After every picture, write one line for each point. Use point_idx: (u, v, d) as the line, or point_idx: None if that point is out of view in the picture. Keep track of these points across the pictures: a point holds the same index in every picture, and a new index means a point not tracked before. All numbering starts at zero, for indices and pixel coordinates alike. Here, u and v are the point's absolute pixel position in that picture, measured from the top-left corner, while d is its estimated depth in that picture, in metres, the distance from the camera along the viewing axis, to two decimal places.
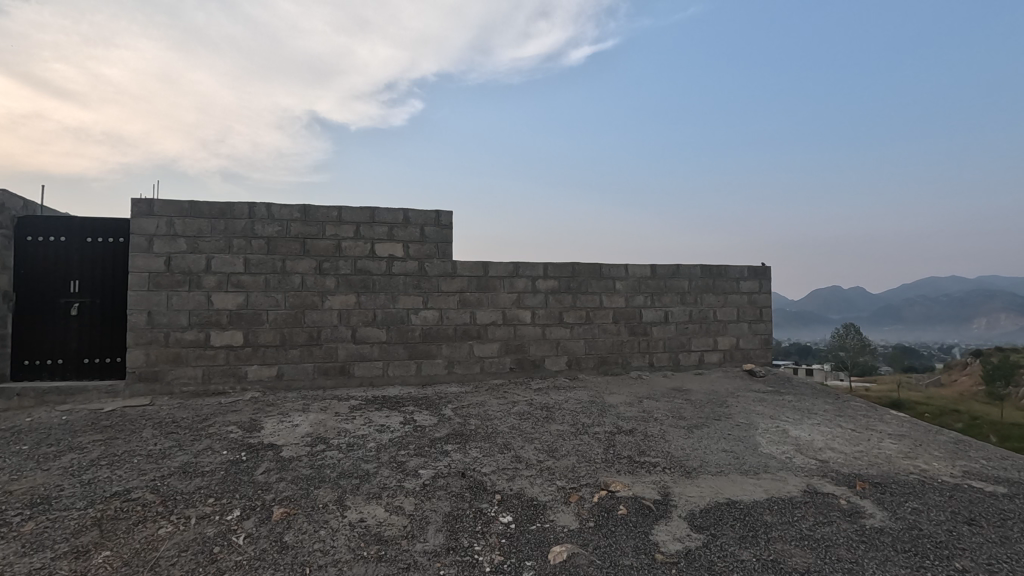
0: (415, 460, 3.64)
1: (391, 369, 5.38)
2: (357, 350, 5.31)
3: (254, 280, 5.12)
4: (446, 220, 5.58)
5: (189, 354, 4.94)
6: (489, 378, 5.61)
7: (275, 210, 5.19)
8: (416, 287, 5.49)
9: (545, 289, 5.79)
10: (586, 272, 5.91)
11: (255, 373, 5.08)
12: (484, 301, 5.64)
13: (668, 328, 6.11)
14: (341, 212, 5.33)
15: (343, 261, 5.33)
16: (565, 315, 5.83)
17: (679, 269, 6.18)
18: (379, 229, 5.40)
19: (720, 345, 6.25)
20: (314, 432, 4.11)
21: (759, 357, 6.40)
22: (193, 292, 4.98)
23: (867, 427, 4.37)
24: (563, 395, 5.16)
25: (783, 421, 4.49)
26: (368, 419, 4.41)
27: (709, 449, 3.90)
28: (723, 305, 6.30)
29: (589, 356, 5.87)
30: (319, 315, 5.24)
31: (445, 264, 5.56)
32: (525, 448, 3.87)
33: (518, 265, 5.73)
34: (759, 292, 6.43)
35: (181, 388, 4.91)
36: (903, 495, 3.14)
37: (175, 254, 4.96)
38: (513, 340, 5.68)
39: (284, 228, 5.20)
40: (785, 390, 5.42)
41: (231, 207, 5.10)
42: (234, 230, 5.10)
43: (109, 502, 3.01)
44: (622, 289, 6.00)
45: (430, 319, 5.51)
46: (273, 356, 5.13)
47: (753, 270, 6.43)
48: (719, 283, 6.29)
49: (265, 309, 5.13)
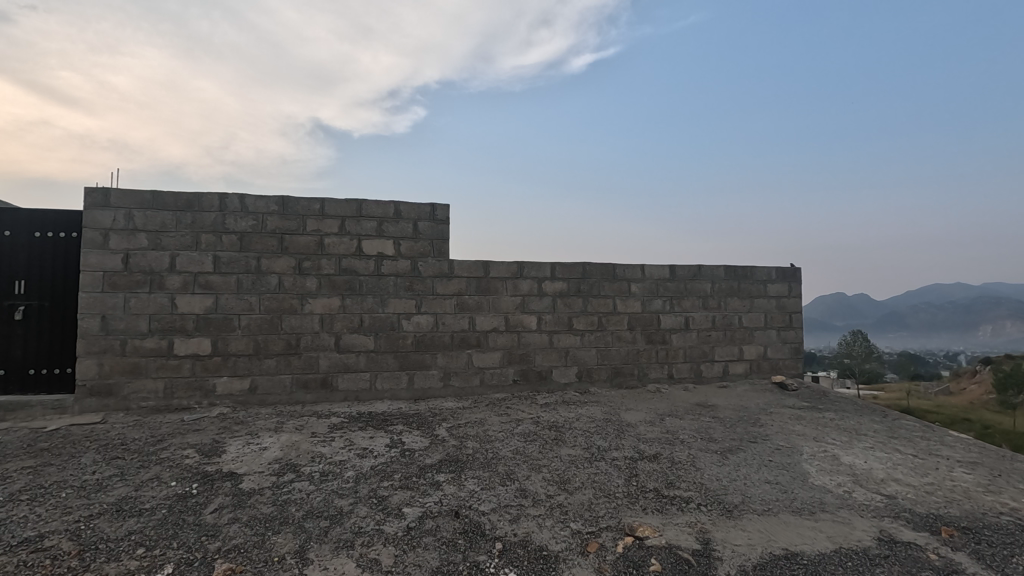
0: (400, 495, 3.03)
1: (379, 383, 4.78)
2: (341, 360, 4.71)
3: (224, 280, 4.54)
4: (442, 215, 5.00)
5: (149, 365, 4.35)
6: (490, 393, 4.99)
7: (250, 202, 4.62)
8: (408, 289, 4.90)
9: (553, 292, 5.20)
10: (597, 273, 5.31)
11: (225, 386, 4.48)
12: (484, 306, 5.05)
13: (689, 336, 5.50)
14: (324, 205, 4.75)
15: (326, 259, 4.74)
16: (575, 321, 5.23)
17: (701, 270, 5.58)
18: (367, 224, 4.83)
19: (746, 354, 5.63)
20: (283, 457, 3.51)
21: (789, 368, 5.77)
22: (155, 294, 4.40)
23: (931, 453, 3.75)
24: (573, 412, 4.54)
25: (831, 445, 3.86)
26: (349, 441, 3.80)
27: (750, 480, 3.28)
28: (749, 311, 5.69)
29: (601, 367, 5.25)
30: (299, 321, 4.65)
31: (441, 264, 4.98)
32: (531, 480, 3.25)
33: (522, 265, 5.14)
34: (788, 297, 5.82)
35: (139, 404, 4.32)
36: (1005, 547, 2.53)
37: (134, 251, 4.38)
38: (516, 348, 5.08)
39: (259, 223, 4.63)
40: (825, 406, 4.78)
41: (199, 198, 4.53)
42: (203, 224, 4.52)
43: (14, 553, 2.41)
44: (638, 292, 5.40)
45: (424, 325, 4.91)
46: (245, 367, 4.53)
47: (781, 272, 5.83)
48: (745, 286, 5.69)
49: (237, 314, 4.54)
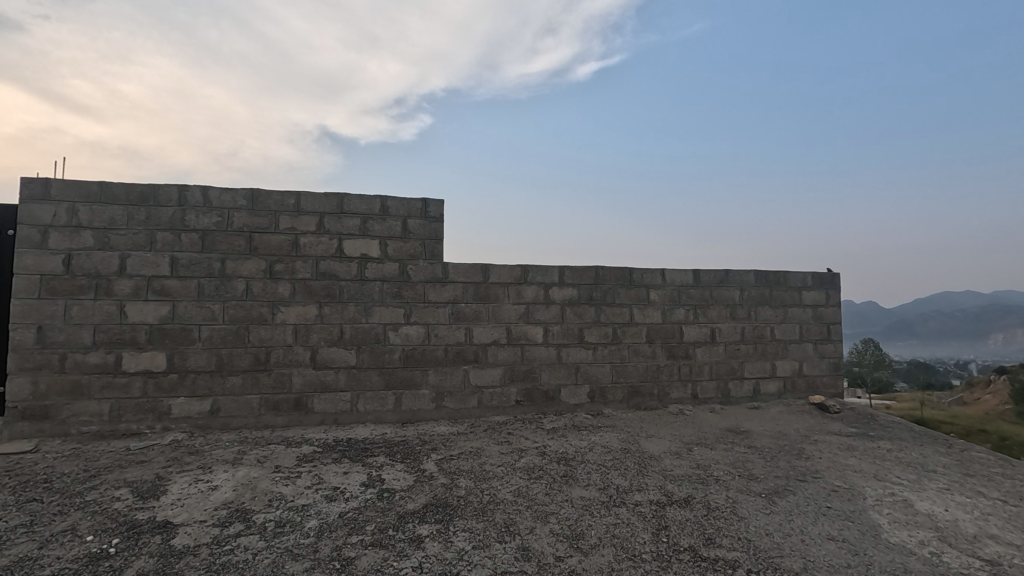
0: (370, 556, 2.40)
1: (362, 404, 4.16)
2: (318, 378, 4.09)
3: (183, 285, 3.94)
4: (435, 212, 4.41)
5: (93, 383, 3.75)
6: (489, 415, 4.36)
7: (214, 195, 4.03)
8: (396, 296, 4.28)
9: (561, 300, 4.58)
10: (612, 279, 4.69)
11: (181, 408, 3.87)
12: (482, 315, 4.43)
13: (715, 350, 4.86)
14: (299, 199, 4.16)
15: (301, 262, 4.14)
16: (586, 333, 4.60)
17: (728, 276, 4.95)
18: (349, 222, 4.23)
19: (779, 371, 4.98)
20: (234, 500, 2.88)
21: (828, 387, 5.10)
22: (101, 301, 3.80)
23: (1022, 497, 3.10)
24: (585, 440, 3.91)
25: (897, 485, 3.21)
26: (318, 478, 3.18)
27: (810, 536, 2.63)
28: (782, 321, 5.05)
29: (616, 386, 4.62)
30: (269, 333, 4.05)
31: (434, 268, 4.37)
32: (535, 535, 2.61)
33: (526, 269, 4.52)
34: (826, 306, 5.18)
35: (79, 429, 3.71)
36: None
37: (78, 252, 3.79)
38: (519, 364, 4.45)
39: (225, 220, 4.04)
40: (877, 434, 4.12)
41: (155, 191, 3.94)
42: (159, 221, 3.94)
43: None
44: (658, 300, 4.77)
45: (413, 337, 4.29)
46: (206, 386, 3.92)
47: (818, 278, 5.19)
48: (777, 293, 5.06)
49: (197, 324, 3.93)
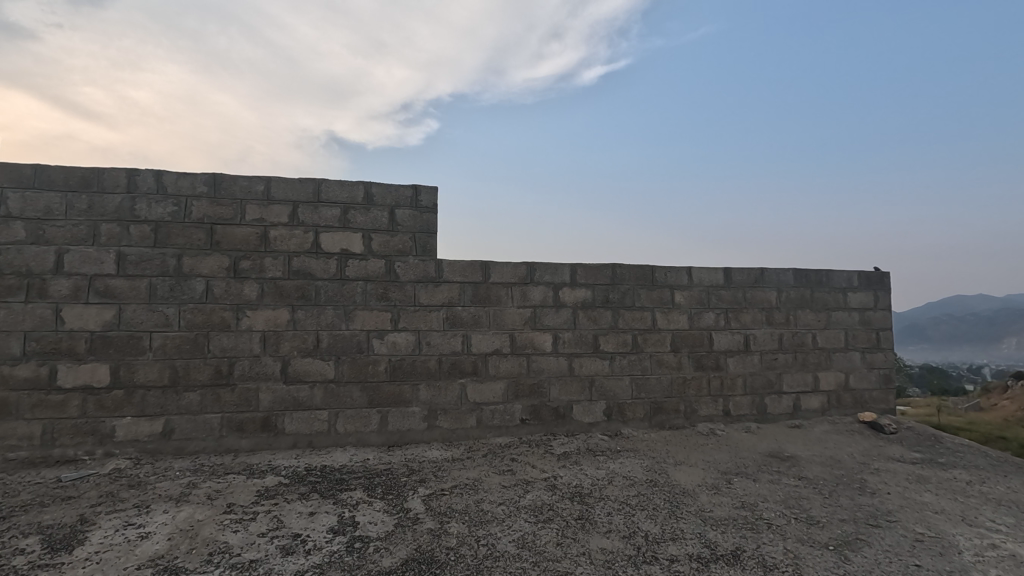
0: None
1: (341, 425, 3.57)
2: (289, 394, 3.51)
3: (131, 285, 3.37)
4: (427, 201, 3.82)
5: (22, 401, 3.19)
6: (490, 437, 3.76)
7: (169, 181, 3.46)
8: (382, 298, 3.69)
9: (572, 302, 3.97)
10: (631, 278, 4.09)
11: (127, 430, 3.29)
12: (482, 320, 3.83)
13: (750, 360, 4.23)
14: (269, 186, 3.59)
15: (271, 258, 3.56)
16: (602, 340, 3.99)
17: (764, 275, 4.34)
18: (327, 213, 3.66)
19: (822, 384, 4.34)
20: (165, 555, 2.29)
21: (878, 403, 4.46)
22: (34, 304, 3.24)
23: None
24: (603, 468, 3.29)
25: (997, 534, 2.57)
26: (276, 522, 2.58)
27: None
28: (825, 327, 4.41)
29: (637, 402, 4.00)
30: (233, 341, 3.47)
31: (425, 265, 3.77)
32: None
33: (533, 267, 3.93)
34: (875, 309, 4.54)
35: (5, 456, 3.14)
36: None
37: (7, 246, 3.24)
38: (525, 377, 3.84)
39: (181, 209, 3.47)
40: (949, 462, 3.48)
41: (100, 175, 3.38)
42: (103, 210, 3.37)
43: None
44: (684, 303, 4.16)
45: (402, 346, 3.69)
46: (157, 404, 3.34)
47: (865, 278, 4.56)
48: (820, 295, 4.43)
49: (147, 331, 3.36)
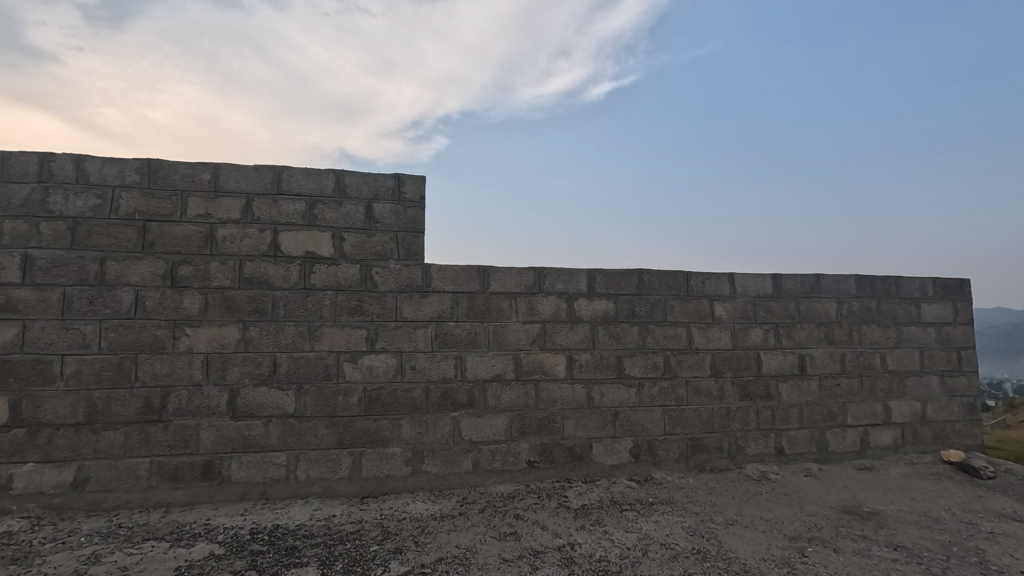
0: None
1: (303, 471, 2.85)
2: (238, 434, 2.81)
3: (40, 296, 2.69)
4: (413, 194, 3.14)
5: None
6: (490, 484, 3.03)
7: (93, 168, 2.81)
8: (356, 312, 2.99)
9: (590, 317, 3.25)
10: (662, 287, 3.37)
11: (28, 481, 2.60)
12: (480, 339, 3.11)
13: (807, 387, 3.48)
14: (218, 175, 2.93)
15: (218, 264, 2.88)
16: (627, 363, 3.26)
17: (822, 283, 3.60)
18: (289, 207, 2.98)
19: (894, 416, 3.57)
20: None
21: (962, 439, 3.68)
22: None
23: None
24: (634, 531, 2.54)
25: None
26: None
27: None
28: (895, 346, 3.65)
29: (671, 440, 3.26)
30: (168, 367, 2.78)
31: (410, 272, 3.08)
32: None
33: (542, 274, 3.22)
34: (954, 324, 3.78)
35: None
36: None
37: None
38: (533, 409, 3.12)
39: (107, 202, 2.81)
40: None
41: (7, 161, 2.74)
42: (8, 204, 2.72)
43: None
44: (726, 317, 3.43)
45: (380, 371, 2.98)
46: (69, 446, 2.65)
47: (941, 286, 3.80)
48: (888, 307, 3.68)
49: (58, 354, 2.68)
